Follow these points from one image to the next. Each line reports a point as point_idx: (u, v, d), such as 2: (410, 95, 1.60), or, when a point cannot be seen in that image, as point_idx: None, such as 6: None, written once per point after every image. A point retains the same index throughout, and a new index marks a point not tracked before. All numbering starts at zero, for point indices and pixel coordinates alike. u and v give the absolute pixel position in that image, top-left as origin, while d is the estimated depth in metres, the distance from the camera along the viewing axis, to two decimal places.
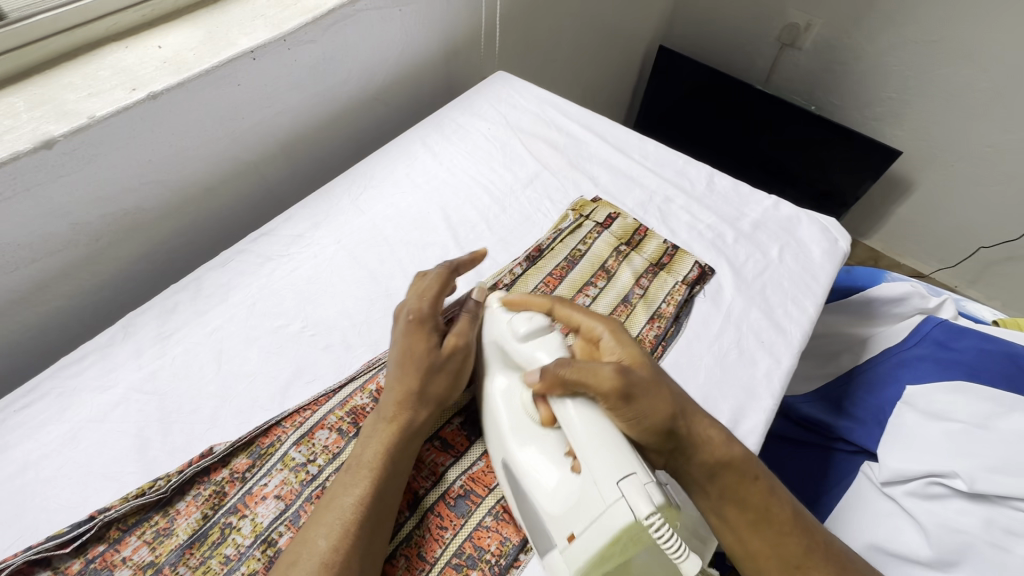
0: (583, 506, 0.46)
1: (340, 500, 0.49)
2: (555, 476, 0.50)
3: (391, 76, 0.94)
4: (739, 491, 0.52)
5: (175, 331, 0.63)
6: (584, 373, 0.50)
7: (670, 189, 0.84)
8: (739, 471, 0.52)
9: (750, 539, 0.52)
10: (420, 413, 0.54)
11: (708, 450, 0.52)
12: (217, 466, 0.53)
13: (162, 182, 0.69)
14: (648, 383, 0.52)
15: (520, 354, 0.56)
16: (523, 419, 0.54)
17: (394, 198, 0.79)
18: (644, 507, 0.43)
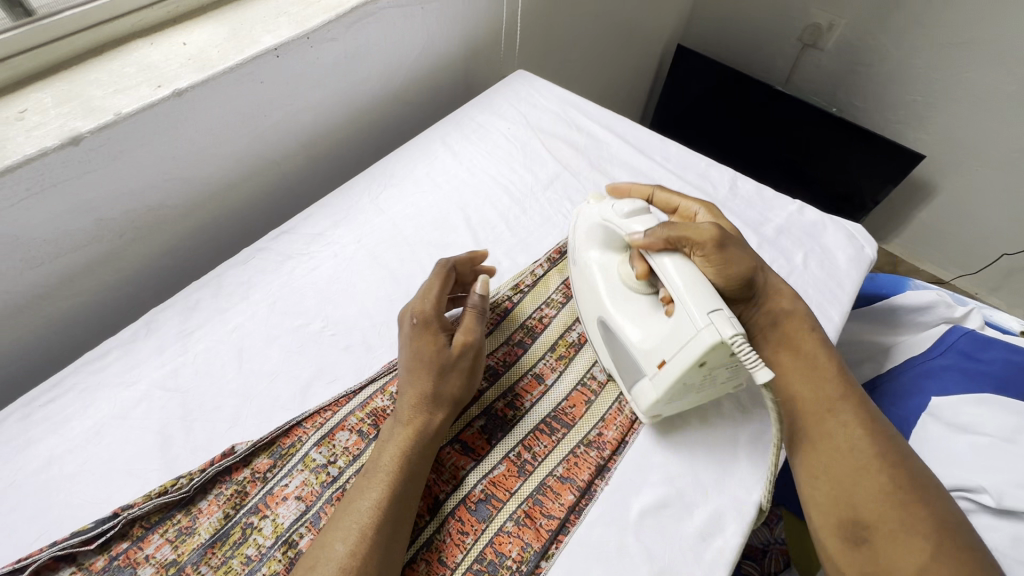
0: (673, 336, 0.52)
1: (359, 502, 0.48)
2: (647, 317, 0.57)
3: (412, 74, 0.93)
4: (818, 378, 0.59)
5: (196, 329, 0.63)
6: (685, 231, 0.55)
7: (692, 192, 0.83)
8: (799, 321, 0.63)
9: (797, 382, 0.60)
10: (437, 415, 0.54)
11: (802, 338, 0.62)
12: (239, 466, 0.53)
13: (184, 179, 0.69)
14: (737, 242, 0.59)
15: (621, 227, 0.60)
16: (614, 275, 0.62)
17: (414, 198, 0.79)
18: (728, 329, 0.47)
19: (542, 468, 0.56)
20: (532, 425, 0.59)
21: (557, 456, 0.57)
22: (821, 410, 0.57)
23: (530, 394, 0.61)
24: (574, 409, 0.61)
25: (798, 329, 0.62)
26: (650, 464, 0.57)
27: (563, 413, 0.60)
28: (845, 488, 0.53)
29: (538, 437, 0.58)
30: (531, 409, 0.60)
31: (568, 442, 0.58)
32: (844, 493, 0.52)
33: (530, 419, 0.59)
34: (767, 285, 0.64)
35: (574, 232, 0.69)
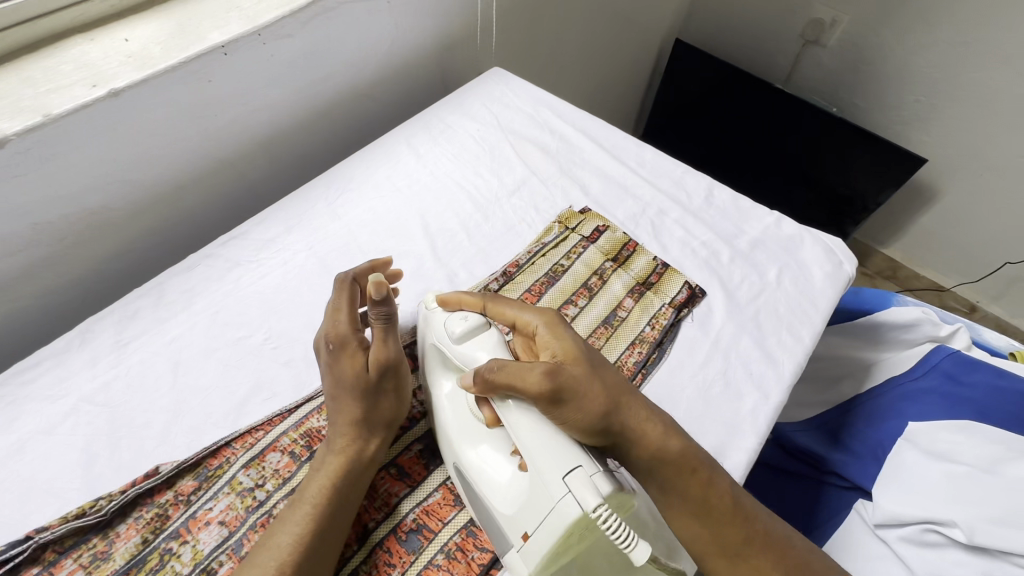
0: (534, 503, 0.46)
1: (281, 533, 0.46)
2: (509, 469, 0.50)
3: (380, 71, 0.90)
4: (714, 522, 0.51)
5: (133, 339, 0.61)
6: (514, 376, 0.48)
7: (664, 201, 0.79)
8: (678, 462, 0.51)
9: (691, 528, 0.51)
10: (371, 438, 0.52)
11: (684, 482, 0.51)
12: (162, 488, 0.51)
13: (128, 182, 0.67)
14: (585, 380, 0.50)
15: (454, 354, 0.54)
16: (466, 415, 0.53)
17: (372, 203, 0.76)
18: (589, 501, 0.42)
19: None
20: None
21: None
22: (722, 553, 0.51)
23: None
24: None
25: (679, 468, 0.51)
26: None
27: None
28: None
29: None
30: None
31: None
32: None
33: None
34: (635, 418, 0.51)
35: (421, 351, 0.59)
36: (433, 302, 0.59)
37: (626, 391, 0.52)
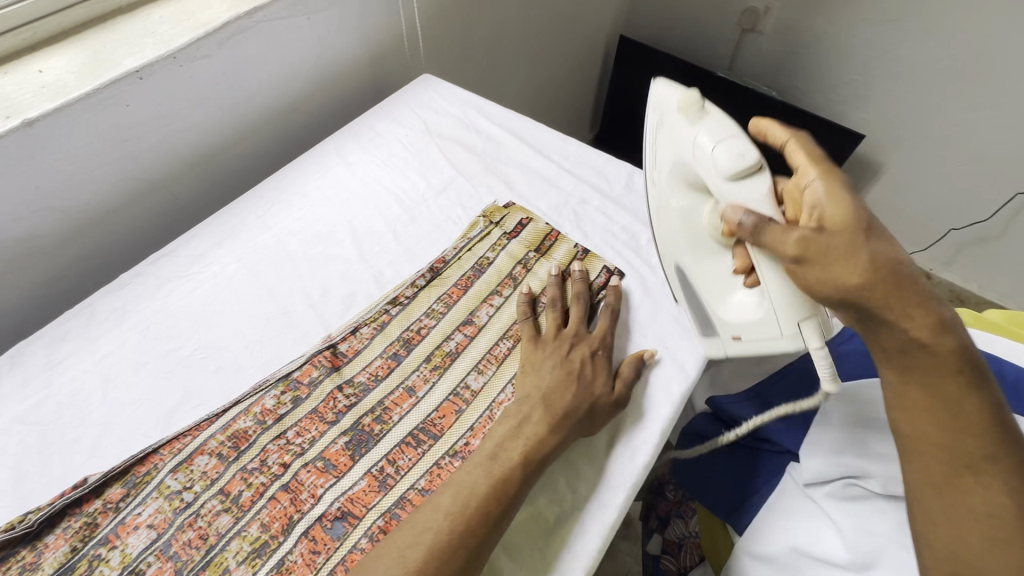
0: (761, 322, 0.58)
1: (452, 492, 0.50)
2: (733, 297, 0.62)
3: (309, 85, 0.92)
4: (951, 422, 0.45)
5: (63, 359, 0.62)
6: (767, 232, 0.51)
7: (586, 190, 0.83)
8: (947, 360, 0.45)
9: (922, 422, 0.47)
10: (580, 397, 0.58)
11: (940, 376, 0.45)
12: (90, 497, 0.53)
13: (54, 209, 0.69)
14: (847, 250, 0.47)
15: (720, 189, 0.59)
16: (676, 220, 0.66)
17: (302, 212, 0.78)
18: (814, 343, 0.54)
19: (404, 479, 0.56)
20: (400, 435, 0.59)
21: (422, 467, 0.57)
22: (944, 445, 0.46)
23: (400, 406, 0.61)
24: (443, 418, 0.60)
25: (948, 356, 0.45)
26: None
27: (432, 423, 0.60)
28: (969, 549, 0.44)
29: (403, 450, 0.58)
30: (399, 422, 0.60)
31: (434, 452, 0.58)
32: (957, 560, 0.45)
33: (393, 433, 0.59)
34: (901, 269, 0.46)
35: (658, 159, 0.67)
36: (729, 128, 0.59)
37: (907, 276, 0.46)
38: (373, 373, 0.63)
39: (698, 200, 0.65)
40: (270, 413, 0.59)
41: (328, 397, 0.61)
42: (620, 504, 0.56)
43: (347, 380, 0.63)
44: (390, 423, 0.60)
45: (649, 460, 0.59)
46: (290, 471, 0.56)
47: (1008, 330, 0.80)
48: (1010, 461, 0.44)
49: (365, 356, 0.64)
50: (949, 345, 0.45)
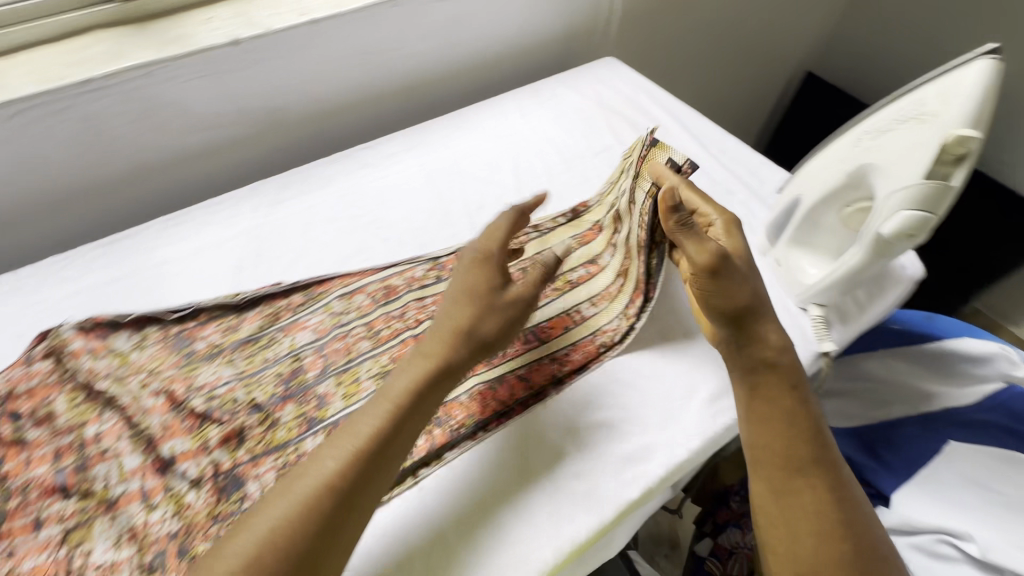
0: (801, 286, 0.69)
1: (341, 456, 0.47)
2: (805, 257, 0.70)
3: (510, 44, 1.05)
4: (784, 427, 0.56)
5: (283, 201, 0.81)
6: (689, 239, 0.59)
7: (735, 183, 0.85)
8: (777, 378, 0.58)
9: (768, 432, 0.57)
10: (459, 334, 0.54)
11: (781, 398, 0.57)
12: (281, 296, 0.69)
13: (304, 93, 0.87)
14: (739, 278, 0.59)
15: (879, 214, 0.58)
16: (829, 184, 0.64)
17: (478, 142, 0.91)
18: (813, 340, 0.68)
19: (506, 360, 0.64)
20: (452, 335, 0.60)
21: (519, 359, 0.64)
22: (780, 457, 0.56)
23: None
24: (549, 327, 0.67)
25: (784, 388, 0.58)
26: (609, 396, 0.63)
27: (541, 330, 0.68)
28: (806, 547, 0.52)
29: (510, 341, 0.66)
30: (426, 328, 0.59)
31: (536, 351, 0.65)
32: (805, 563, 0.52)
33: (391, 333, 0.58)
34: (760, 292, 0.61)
35: (877, 123, 0.60)
36: (936, 205, 0.54)
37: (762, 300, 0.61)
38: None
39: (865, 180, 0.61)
40: (417, 279, 0.72)
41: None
42: (693, 449, 0.59)
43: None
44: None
45: (729, 425, 0.62)
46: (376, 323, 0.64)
47: None
48: (823, 461, 0.56)
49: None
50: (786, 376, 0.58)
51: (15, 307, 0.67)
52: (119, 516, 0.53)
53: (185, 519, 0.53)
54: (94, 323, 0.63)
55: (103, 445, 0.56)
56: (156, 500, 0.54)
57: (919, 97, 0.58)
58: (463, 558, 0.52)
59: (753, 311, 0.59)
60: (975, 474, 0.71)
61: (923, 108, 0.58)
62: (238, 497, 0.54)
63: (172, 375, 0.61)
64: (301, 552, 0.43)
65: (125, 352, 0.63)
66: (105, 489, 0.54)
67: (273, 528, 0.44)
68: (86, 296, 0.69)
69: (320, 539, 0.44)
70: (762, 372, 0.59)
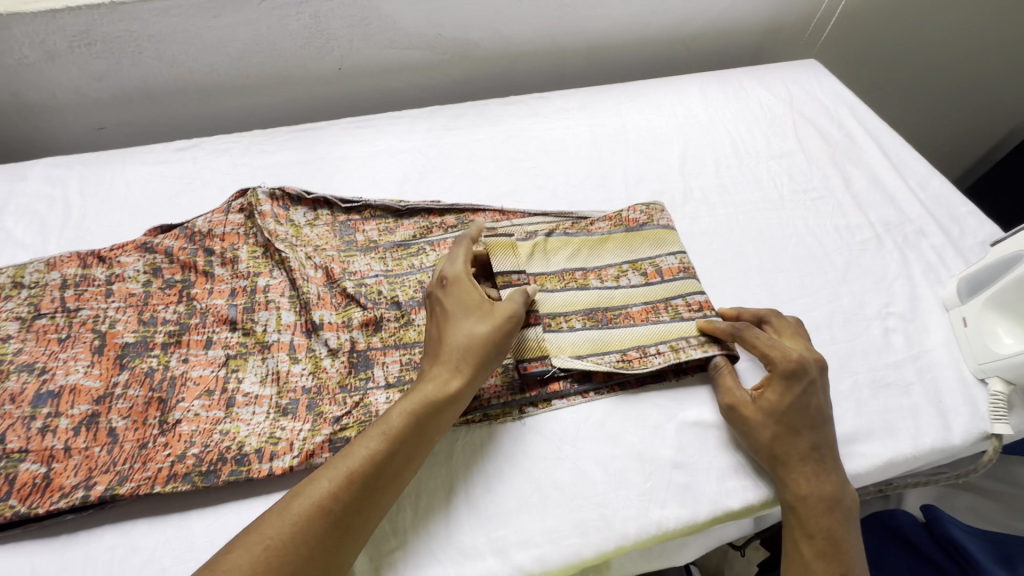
0: (988, 355, 0.61)
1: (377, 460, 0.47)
2: (999, 323, 0.61)
3: (710, 26, 1.00)
4: (829, 543, 0.50)
5: (456, 128, 0.84)
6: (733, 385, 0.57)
7: (930, 225, 0.75)
8: (835, 501, 0.52)
9: (806, 537, 0.51)
10: (466, 325, 0.53)
11: (826, 517, 0.51)
12: (436, 213, 0.73)
13: (499, 33, 0.90)
14: (791, 372, 0.54)
15: None
16: None
17: (651, 117, 0.88)
18: (986, 423, 0.59)
19: (642, 331, 0.60)
20: (601, 343, 0.59)
21: (658, 337, 0.60)
22: (802, 532, 0.51)
23: (669, 276, 0.64)
24: (700, 308, 0.62)
25: (826, 509, 0.51)
26: None
27: (688, 310, 0.62)
28: None
29: (651, 310, 0.62)
30: (575, 329, 0.59)
31: (681, 329, 0.60)
32: None
33: (549, 339, 0.58)
34: (807, 408, 0.54)
35: None
36: None
37: (806, 415, 0.54)
38: (659, 242, 0.67)
39: None
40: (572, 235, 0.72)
41: (614, 237, 0.67)
42: None
43: (637, 236, 0.67)
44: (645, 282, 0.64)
45: (856, 472, 0.56)
46: (508, 266, 0.61)
47: None
48: None
49: (661, 225, 0.68)
50: (826, 490, 0.52)
51: (226, 162, 0.78)
52: (269, 358, 0.60)
53: (320, 380, 0.59)
54: (282, 192, 0.71)
55: (268, 296, 0.64)
56: (299, 354, 0.60)
57: None
58: (546, 500, 0.53)
59: (809, 418, 0.54)
60: None
61: None
62: (364, 376, 0.59)
63: (332, 255, 0.67)
64: (308, 553, 0.42)
65: (299, 225, 0.70)
66: (263, 333, 0.61)
67: (294, 518, 0.43)
68: (279, 170, 0.78)
69: (329, 537, 0.43)
70: (817, 503, 0.52)
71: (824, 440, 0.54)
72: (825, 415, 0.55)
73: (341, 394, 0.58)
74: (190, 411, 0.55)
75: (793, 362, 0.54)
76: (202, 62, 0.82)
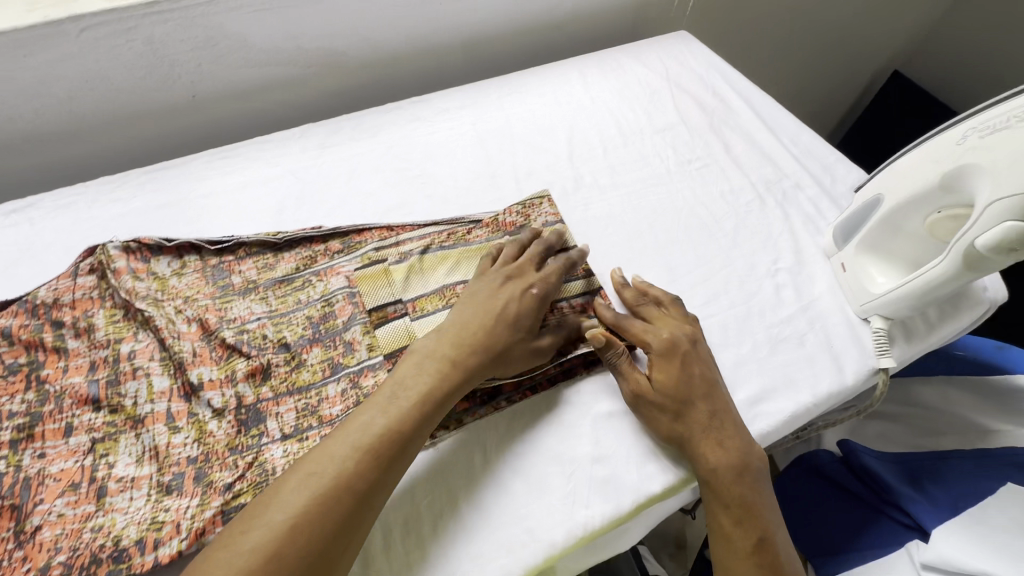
0: (866, 296, 0.64)
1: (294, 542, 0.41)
2: (872, 264, 0.64)
3: (582, 9, 0.99)
4: (744, 508, 0.52)
5: (332, 145, 0.79)
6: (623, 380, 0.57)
7: (805, 178, 0.79)
8: (742, 465, 0.53)
9: (723, 507, 0.52)
10: (440, 362, 0.52)
11: (738, 484, 0.52)
12: (319, 240, 0.69)
13: (365, 39, 0.85)
14: (665, 352, 0.57)
15: (974, 225, 0.51)
16: (920, 182, 0.58)
17: (534, 107, 0.87)
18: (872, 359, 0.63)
19: None
20: None
21: None
22: (719, 503, 0.52)
23: None
24: (583, 309, 0.63)
25: (735, 477, 0.52)
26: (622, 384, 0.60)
27: (571, 310, 0.63)
28: None
29: None
30: None
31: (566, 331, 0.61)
32: None
33: None
34: (693, 381, 0.56)
35: (992, 118, 0.53)
36: None
37: (694, 389, 0.55)
38: None
39: (962, 184, 0.54)
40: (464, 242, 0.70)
41: (492, 245, 0.68)
42: None
43: (514, 241, 0.69)
44: (491, 272, 0.61)
45: (763, 430, 0.58)
46: (385, 297, 0.63)
47: None
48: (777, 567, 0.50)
49: (538, 225, 0.70)
50: (732, 458, 0.53)
51: (69, 219, 0.69)
52: (143, 434, 0.53)
53: (205, 446, 0.53)
54: (139, 243, 0.64)
55: (135, 363, 0.57)
56: (180, 423, 0.54)
57: None
58: (468, 525, 0.51)
59: (700, 390, 0.55)
60: None
61: None
62: (257, 433, 0.54)
63: (205, 305, 0.61)
64: None
65: (165, 276, 0.64)
66: (133, 406, 0.55)
67: None
68: (135, 218, 0.70)
69: None
70: (726, 473, 0.52)
71: (718, 408, 0.55)
72: (714, 381, 0.57)
73: (230, 458, 0.52)
74: (51, 513, 0.48)
75: (664, 341, 0.57)
76: (24, 108, 0.72)
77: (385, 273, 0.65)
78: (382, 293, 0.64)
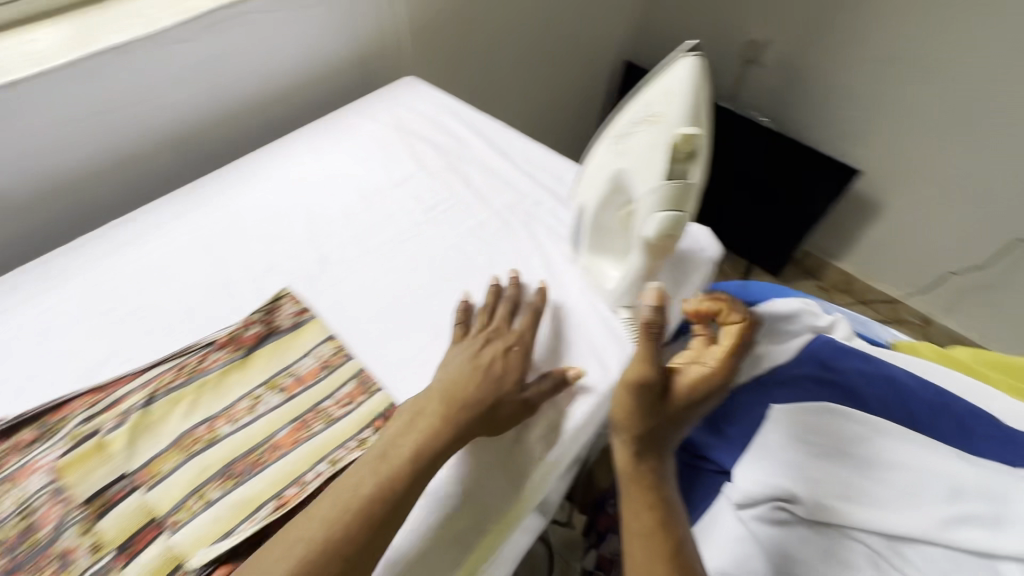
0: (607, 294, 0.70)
1: None
2: (604, 262, 0.71)
3: (294, 80, 0.96)
4: (660, 512, 0.55)
5: (10, 306, 0.66)
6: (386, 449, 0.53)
7: (541, 194, 0.83)
8: (665, 476, 0.58)
9: (642, 506, 0.56)
10: (416, 438, 0.53)
11: (653, 488, 0.57)
12: (4, 436, 0.55)
13: (27, 170, 0.73)
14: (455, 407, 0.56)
15: (642, 216, 0.62)
16: (599, 188, 0.67)
17: (263, 194, 0.81)
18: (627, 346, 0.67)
19: (294, 457, 0.55)
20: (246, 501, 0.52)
21: (312, 456, 0.55)
22: (642, 504, 0.56)
23: (310, 380, 0.61)
24: (349, 401, 0.60)
25: (654, 482, 0.57)
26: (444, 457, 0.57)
27: (337, 408, 0.59)
28: None
29: (300, 426, 0.58)
30: (213, 502, 0.52)
31: (334, 435, 0.57)
32: None
33: (177, 540, 0.50)
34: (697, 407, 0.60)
35: (619, 128, 0.64)
36: (680, 207, 0.60)
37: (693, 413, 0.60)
38: (286, 352, 0.64)
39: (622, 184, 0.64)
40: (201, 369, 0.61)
41: (233, 369, 0.61)
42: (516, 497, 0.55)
43: (258, 355, 0.63)
44: (469, 338, 0.63)
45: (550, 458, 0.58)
46: (104, 477, 0.53)
47: (973, 371, 0.78)
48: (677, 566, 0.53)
49: (287, 330, 0.65)
50: (655, 466, 0.58)
51: None
52: None
53: None
54: None
55: None
56: None
57: (644, 99, 0.61)
58: None
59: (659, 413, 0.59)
60: (802, 428, 0.70)
61: (652, 106, 0.60)
62: None
63: None
64: None
65: None
66: None
67: None
68: None
69: None
70: (645, 472, 0.57)
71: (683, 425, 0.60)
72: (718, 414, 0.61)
73: None
74: None
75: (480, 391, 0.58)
76: None
77: (98, 447, 0.54)
78: (99, 471, 0.53)
